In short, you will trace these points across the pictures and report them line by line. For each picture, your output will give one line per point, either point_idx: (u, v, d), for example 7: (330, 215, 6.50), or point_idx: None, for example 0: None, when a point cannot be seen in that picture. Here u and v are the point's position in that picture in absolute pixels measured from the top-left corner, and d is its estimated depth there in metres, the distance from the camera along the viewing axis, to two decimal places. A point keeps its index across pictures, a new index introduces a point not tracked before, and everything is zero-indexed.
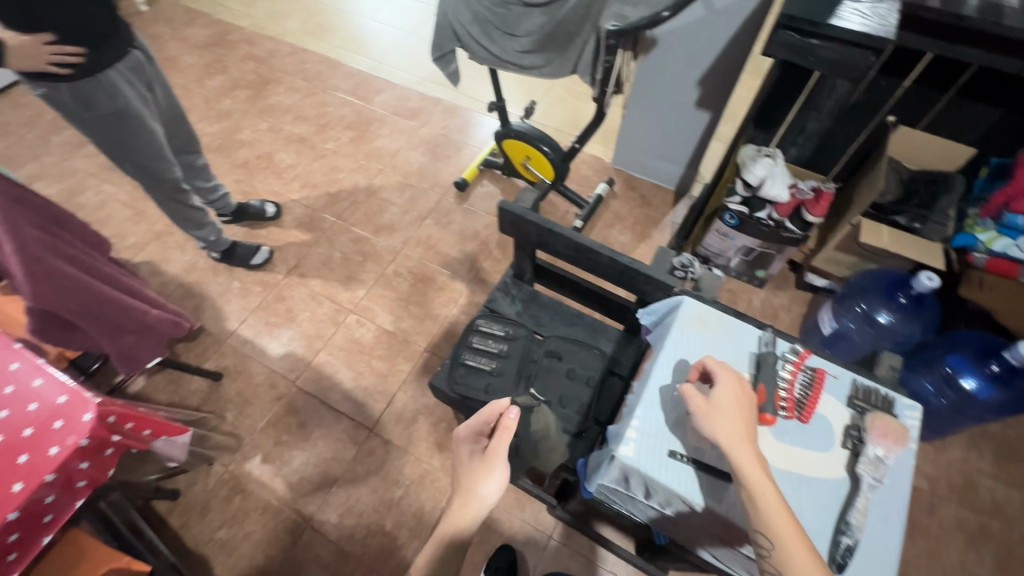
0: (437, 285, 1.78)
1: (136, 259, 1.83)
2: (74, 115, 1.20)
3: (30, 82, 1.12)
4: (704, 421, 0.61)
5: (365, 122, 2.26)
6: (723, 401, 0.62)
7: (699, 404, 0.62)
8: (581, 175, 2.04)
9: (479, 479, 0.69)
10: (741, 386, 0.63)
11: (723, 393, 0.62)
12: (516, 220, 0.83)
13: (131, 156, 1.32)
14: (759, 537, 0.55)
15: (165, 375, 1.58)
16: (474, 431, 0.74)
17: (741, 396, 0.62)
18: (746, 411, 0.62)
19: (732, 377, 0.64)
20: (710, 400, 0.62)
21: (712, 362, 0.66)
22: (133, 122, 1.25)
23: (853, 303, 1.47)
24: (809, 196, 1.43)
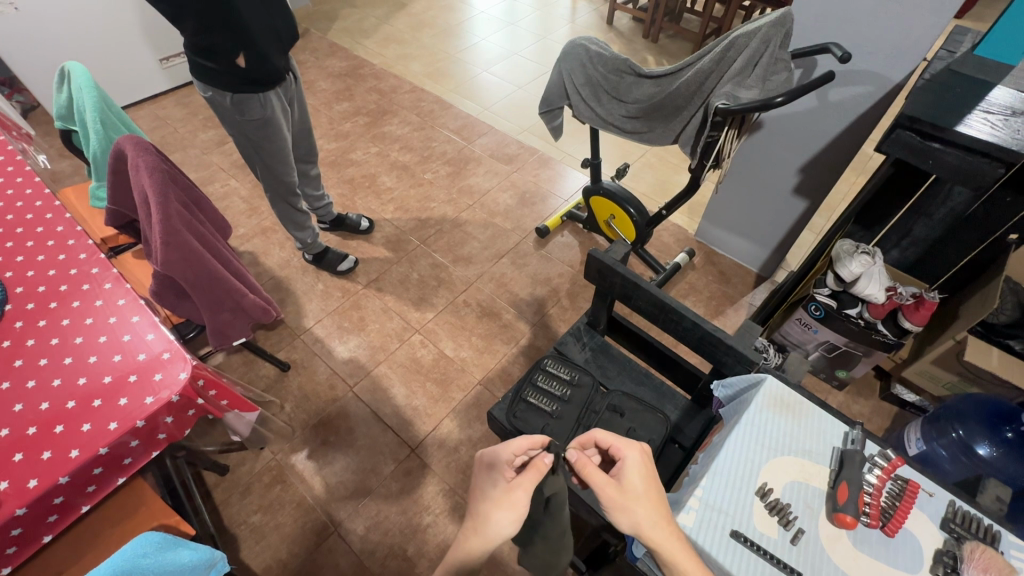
0: (503, 322, 1.81)
1: (241, 248, 2.03)
2: (228, 117, 1.38)
3: (205, 84, 1.32)
4: (625, 515, 0.57)
5: (463, 160, 2.42)
6: (635, 487, 0.58)
7: (612, 496, 0.58)
8: (661, 242, 2.05)
9: (499, 507, 0.63)
10: (646, 467, 0.60)
11: (630, 477, 0.59)
12: (603, 268, 0.86)
13: (261, 159, 1.50)
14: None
15: (241, 356, 1.70)
16: (501, 458, 0.68)
17: (649, 472, 0.60)
18: (655, 490, 0.59)
19: (630, 455, 0.61)
20: (623, 488, 0.58)
21: (607, 440, 0.62)
22: (272, 130, 1.42)
23: (948, 427, 1.31)
24: (909, 301, 1.33)
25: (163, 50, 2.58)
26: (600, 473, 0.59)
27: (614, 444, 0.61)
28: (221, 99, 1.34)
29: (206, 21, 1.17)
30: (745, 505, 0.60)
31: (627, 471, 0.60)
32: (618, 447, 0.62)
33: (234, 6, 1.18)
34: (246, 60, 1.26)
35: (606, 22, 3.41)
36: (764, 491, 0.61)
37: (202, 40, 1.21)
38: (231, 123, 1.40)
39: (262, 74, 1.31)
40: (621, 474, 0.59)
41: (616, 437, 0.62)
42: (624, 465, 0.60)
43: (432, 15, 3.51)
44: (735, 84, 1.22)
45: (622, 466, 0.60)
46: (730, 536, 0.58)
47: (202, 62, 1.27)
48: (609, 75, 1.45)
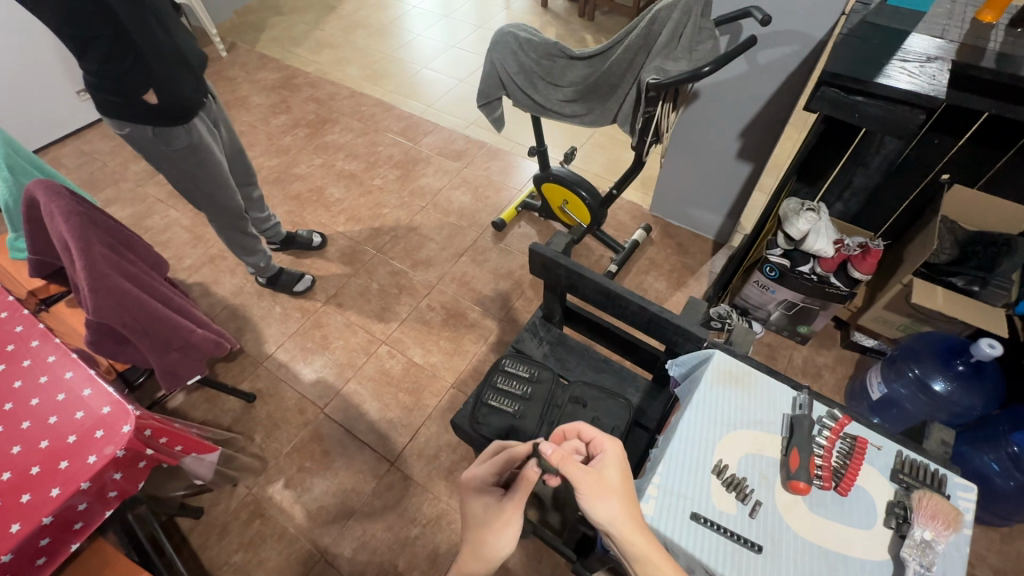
0: (469, 322, 1.79)
1: (189, 280, 1.95)
2: (153, 151, 1.30)
3: (120, 122, 1.24)
4: (601, 507, 0.56)
5: (411, 161, 2.37)
6: (613, 480, 0.58)
7: (591, 484, 0.57)
8: (617, 221, 2.05)
9: (489, 531, 0.62)
10: (622, 462, 0.60)
11: (609, 470, 0.58)
12: (547, 262, 0.84)
13: (194, 190, 1.43)
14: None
15: (202, 393, 1.64)
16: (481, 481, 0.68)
17: (624, 466, 0.60)
18: (629, 485, 0.59)
19: (610, 450, 0.61)
20: (602, 479, 0.58)
21: (590, 432, 0.63)
22: (204, 155, 1.36)
23: (904, 367, 1.38)
24: (856, 253, 1.37)
25: (79, 82, 2.43)
26: (578, 466, 0.58)
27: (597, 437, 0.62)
28: (138, 135, 1.26)
29: (111, 53, 1.11)
30: (705, 484, 0.60)
31: (605, 463, 0.59)
32: (598, 441, 0.62)
33: (137, 36, 1.12)
34: (159, 92, 1.20)
35: (540, 6, 3.38)
36: (720, 468, 0.61)
37: (107, 74, 1.14)
38: (154, 157, 1.33)
39: (182, 102, 1.25)
40: (599, 465, 0.59)
41: (598, 433, 0.64)
42: (603, 458, 0.60)
43: (363, 15, 3.41)
44: (663, 57, 1.22)
45: (600, 460, 0.60)
46: (690, 519, 0.58)
47: (111, 99, 1.19)
48: (542, 61, 1.43)
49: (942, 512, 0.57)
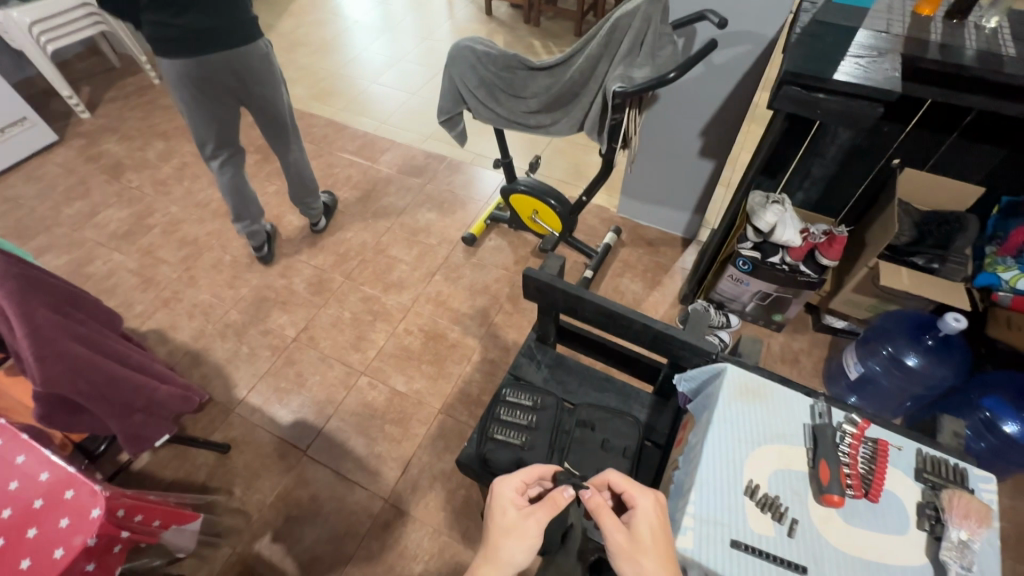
0: (450, 343, 1.74)
1: (143, 328, 1.81)
2: (274, 70, 1.45)
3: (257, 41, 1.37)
4: (634, 567, 0.55)
5: (371, 181, 2.30)
6: (646, 536, 0.57)
7: (620, 544, 0.57)
8: (587, 226, 2.06)
9: (510, 540, 0.64)
10: (656, 516, 0.59)
11: (642, 526, 0.57)
12: (542, 287, 0.80)
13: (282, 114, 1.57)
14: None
15: (171, 450, 1.52)
16: (511, 488, 0.69)
17: (660, 520, 0.59)
18: (667, 540, 0.57)
19: (643, 501, 0.60)
20: (633, 535, 0.57)
21: (619, 485, 0.62)
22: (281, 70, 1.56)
23: (878, 347, 1.43)
24: (822, 240, 1.45)
25: None
26: (610, 514, 0.59)
27: (629, 486, 0.61)
28: (259, 57, 1.39)
29: None
30: (737, 509, 0.59)
31: (637, 517, 0.58)
32: (634, 492, 0.61)
33: None
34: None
35: (485, 13, 3.37)
36: (752, 488, 0.60)
37: None
38: (267, 83, 1.45)
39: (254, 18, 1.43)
40: (630, 520, 0.58)
41: (629, 482, 0.62)
42: (636, 511, 0.59)
43: (303, 32, 3.30)
44: (627, 65, 1.22)
45: (634, 513, 0.59)
46: (732, 546, 0.57)
47: (247, 17, 1.32)
48: (502, 73, 1.41)
49: (974, 509, 0.58)
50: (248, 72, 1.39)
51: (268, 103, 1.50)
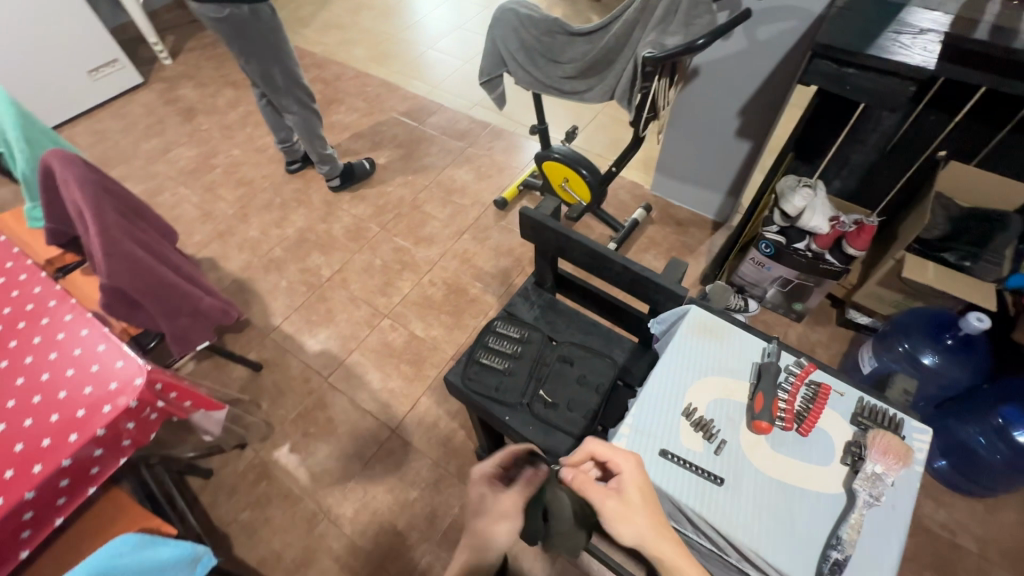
0: (469, 297, 1.83)
1: (199, 255, 2.00)
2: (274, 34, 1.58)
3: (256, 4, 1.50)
4: (628, 530, 0.59)
5: (415, 141, 2.39)
6: (635, 497, 0.61)
7: (614, 510, 0.60)
8: (617, 200, 2.07)
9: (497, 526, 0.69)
10: (642, 479, 0.62)
11: (630, 490, 0.61)
12: (536, 225, 0.87)
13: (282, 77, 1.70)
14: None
15: (211, 362, 1.70)
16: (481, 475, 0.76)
17: (645, 483, 0.62)
18: (654, 498, 0.62)
19: (626, 465, 0.63)
20: (624, 500, 0.61)
21: (603, 454, 0.64)
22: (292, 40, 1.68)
23: (893, 341, 1.40)
24: (851, 229, 1.39)
25: (92, 61, 2.48)
26: (598, 485, 0.62)
27: (611, 454, 0.64)
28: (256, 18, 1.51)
29: None
30: (672, 427, 0.68)
31: (625, 482, 0.62)
32: (614, 458, 0.64)
33: None
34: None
35: None
36: (690, 410, 0.70)
37: None
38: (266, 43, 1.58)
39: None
40: (619, 487, 0.62)
41: (610, 448, 0.65)
42: (622, 477, 0.62)
43: None
44: (660, 32, 1.23)
45: (620, 478, 0.63)
46: (659, 455, 0.66)
47: None
48: (543, 37, 1.45)
49: (893, 449, 0.64)
50: (245, 32, 1.52)
51: (262, 67, 1.65)
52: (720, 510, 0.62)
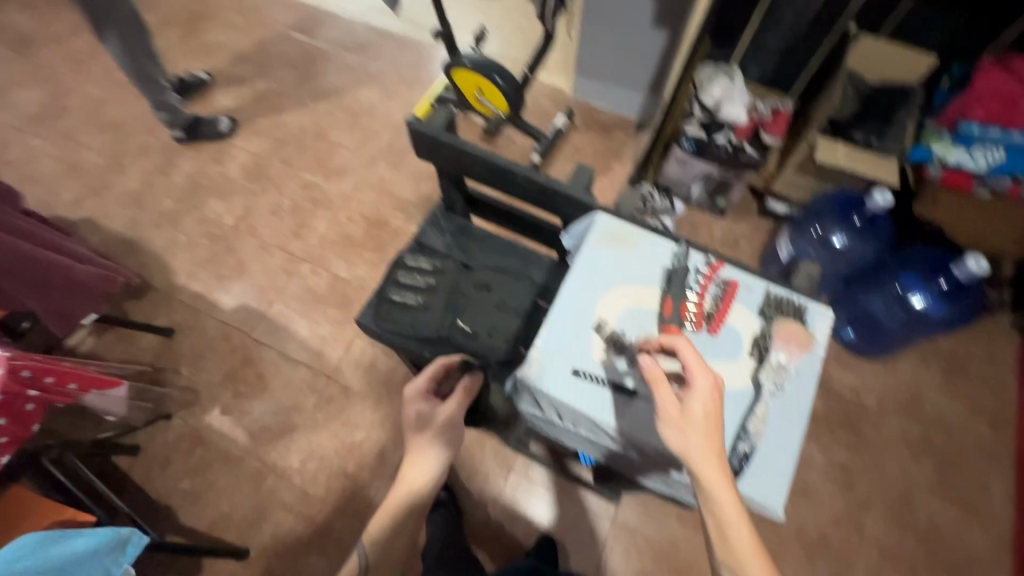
0: (393, 230, 1.72)
1: (74, 217, 1.74)
2: None
3: None
4: (676, 439, 0.59)
5: (309, 59, 2.10)
6: (696, 413, 0.59)
7: (671, 414, 0.59)
8: (539, 108, 1.95)
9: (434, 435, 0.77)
10: (709, 394, 0.60)
11: (695, 404, 0.59)
12: (432, 143, 0.85)
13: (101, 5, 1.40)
14: (725, 567, 0.57)
15: (114, 334, 1.54)
16: (416, 393, 0.79)
17: (711, 403, 0.60)
18: (715, 422, 0.60)
19: (704, 382, 0.60)
20: (683, 410, 0.59)
21: (685, 360, 0.61)
22: None
23: (807, 226, 1.45)
24: (767, 117, 1.39)
25: None
26: (669, 388, 0.61)
27: (693, 364, 0.61)
28: None
29: None
30: (584, 347, 0.69)
31: (693, 397, 0.60)
32: (696, 373, 0.61)
33: None
34: None
35: None
36: (600, 325, 0.70)
37: None
38: None
39: None
40: (686, 396, 0.60)
41: (696, 359, 0.61)
42: (694, 390, 0.60)
43: None
44: None
45: (693, 391, 0.60)
46: (573, 374, 0.68)
47: None
48: None
49: (795, 338, 0.71)
50: None
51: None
52: (636, 420, 0.66)
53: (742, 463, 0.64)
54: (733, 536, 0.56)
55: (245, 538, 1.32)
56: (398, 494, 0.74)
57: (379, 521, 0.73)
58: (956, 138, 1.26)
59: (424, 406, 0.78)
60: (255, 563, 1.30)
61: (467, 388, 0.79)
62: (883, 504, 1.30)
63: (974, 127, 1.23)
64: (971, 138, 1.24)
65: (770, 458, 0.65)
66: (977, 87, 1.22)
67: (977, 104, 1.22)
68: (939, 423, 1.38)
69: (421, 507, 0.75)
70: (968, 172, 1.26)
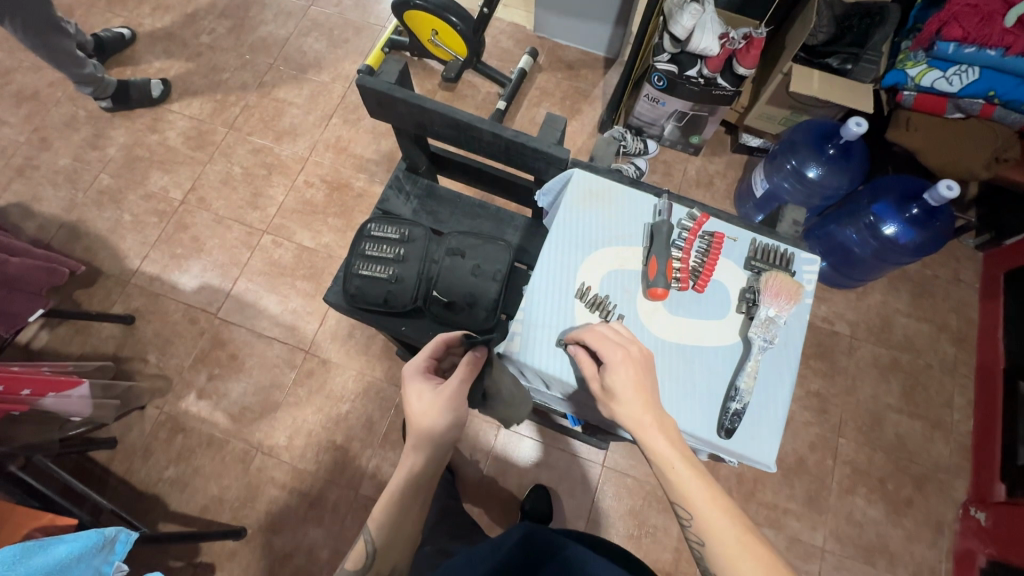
0: (356, 193, 1.63)
1: (1, 203, 1.59)
2: None
3: None
4: (612, 411, 0.60)
5: (242, 5, 1.89)
6: (615, 387, 0.59)
7: (596, 391, 0.61)
8: (500, 49, 1.82)
9: (436, 417, 0.66)
10: (624, 368, 0.59)
11: (613, 380, 0.59)
12: (383, 99, 0.77)
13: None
14: (679, 509, 0.57)
15: (69, 326, 1.46)
16: (415, 372, 0.70)
17: (629, 374, 0.59)
18: (640, 387, 0.59)
19: (613, 357, 0.60)
20: (603, 386, 0.60)
21: (592, 340, 0.61)
22: None
23: (783, 160, 1.42)
24: (740, 45, 1.29)
25: None
26: (588, 369, 0.62)
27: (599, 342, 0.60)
28: None
29: None
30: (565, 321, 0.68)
31: (610, 372, 0.60)
32: (605, 349, 0.61)
33: None
34: None
35: None
36: (583, 291, 0.69)
37: None
38: None
39: None
40: (602, 373, 0.60)
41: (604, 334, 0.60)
42: (607, 366, 0.60)
43: None
44: None
45: (607, 367, 0.60)
46: (557, 345, 0.66)
47: None
48: None
49: (784, 289, 0.69)
50: None
51: None
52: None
53: (734, 422, 0.64)
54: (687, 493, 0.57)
55: (241, 517, 1.32)
56: (402, 479, 0.66)
57: (382, 507, 0.66)
58: (931, 59, 1.24)
59: (425, 385, 0.68)
60: (253, 540, 1.30)
61: (472, 362, 0.68)
62: (855, 425, 1.37)
63: (950, 45, 1.20)
64: (947, 59, 1.22)
65: (760, 411, 0.66)
66: (953, 2, 1.16)
67: (955, 22, 1.17)
68: (907, 345, 1.44)
69: (428, 488, 0.69)
70: (940, 94, 1.28)
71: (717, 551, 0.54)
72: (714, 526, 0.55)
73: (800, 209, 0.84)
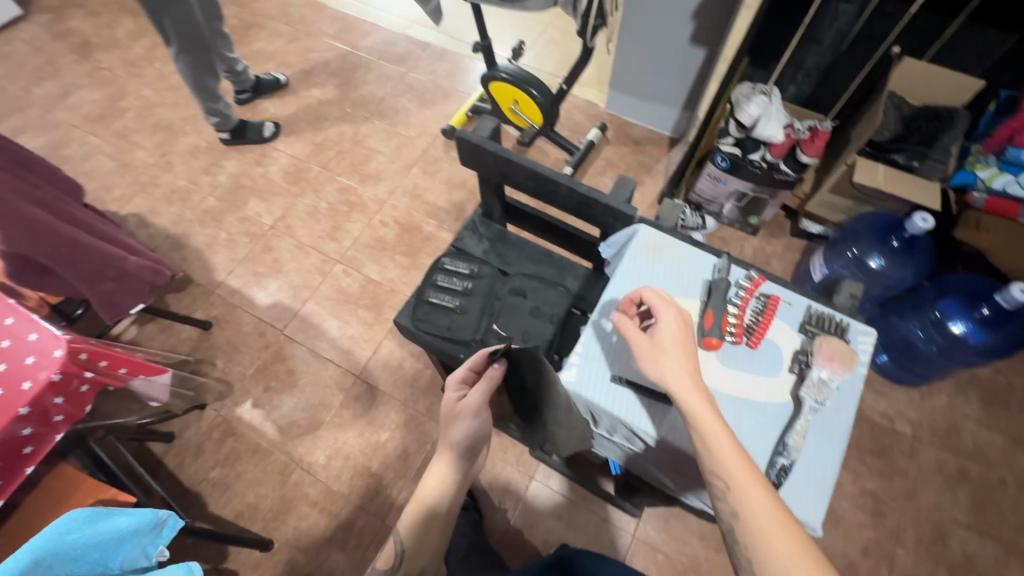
0: (424, 236, 1.76)
1: (123, 212, 1.83)
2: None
3: None
4: (655, 365, 0.64)
5: (350, 68, 2.17)
6: (666, 341, 0.65)
7: (644, 348, 0.66)
8: (572, 121, 1.97)
9: (459, 426, 0.78)
10: (677, 326, 0.66)
11: (665, 336, 0.66)
12: (475, 149, 0.88)
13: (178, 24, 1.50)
14: (712, 476, 0.57)
15: (155, 324, 1.61)
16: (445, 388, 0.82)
17: (680, 332, 0.66)
18: (686, 346, 0.65)
19: (667, 315, 0.67)
20: (653, 339, 0.66)
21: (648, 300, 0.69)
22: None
23: (844, 248, 1.43)
24: (804, 136, 1.35)
25: None
26: (638, 329, 0.68)
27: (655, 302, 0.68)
28: None
29: None
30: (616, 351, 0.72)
31: (661, 329, 0.67)
32: (659, 307, 0.68)
33: None
34: None
35: None
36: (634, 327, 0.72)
37: None
38: None
39: None
40: (654, 331, 0.67)
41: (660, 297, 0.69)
42: (659, 323, 0.67)
43: None
44: None
45: (659, 325, 0.67)
46: (612, 382, 0.70)
47: None
48: None
49: (837, 354, 0.70)
50: None
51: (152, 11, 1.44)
52: (665, 422, 0.67)
53: (779, 478, 0.64)
54: (723, 458, 0.57)
55: (271, 529, 1.35)
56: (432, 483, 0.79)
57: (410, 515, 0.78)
58: (1002, 163, 1.26)
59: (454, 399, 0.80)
60: (278, 554, 1.32)
61: (492, 374, 0.79)
62: (916, 534, 1.26)
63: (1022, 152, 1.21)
64: (1017, 164, 1.23)
65: (809, 475, 0.65)
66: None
67: None
68: (977, 455, 1.34)
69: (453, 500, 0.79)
70: (1013, 198, 1.26)
71: (747, 522, 0.54)
72: (747, 489, 0.55)
73: (857, 284, 0.85)
